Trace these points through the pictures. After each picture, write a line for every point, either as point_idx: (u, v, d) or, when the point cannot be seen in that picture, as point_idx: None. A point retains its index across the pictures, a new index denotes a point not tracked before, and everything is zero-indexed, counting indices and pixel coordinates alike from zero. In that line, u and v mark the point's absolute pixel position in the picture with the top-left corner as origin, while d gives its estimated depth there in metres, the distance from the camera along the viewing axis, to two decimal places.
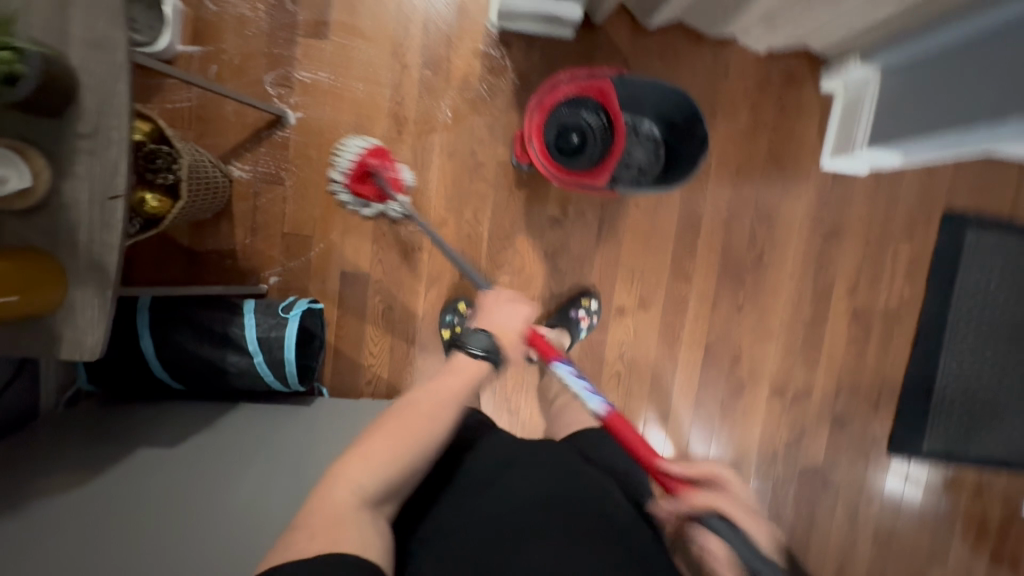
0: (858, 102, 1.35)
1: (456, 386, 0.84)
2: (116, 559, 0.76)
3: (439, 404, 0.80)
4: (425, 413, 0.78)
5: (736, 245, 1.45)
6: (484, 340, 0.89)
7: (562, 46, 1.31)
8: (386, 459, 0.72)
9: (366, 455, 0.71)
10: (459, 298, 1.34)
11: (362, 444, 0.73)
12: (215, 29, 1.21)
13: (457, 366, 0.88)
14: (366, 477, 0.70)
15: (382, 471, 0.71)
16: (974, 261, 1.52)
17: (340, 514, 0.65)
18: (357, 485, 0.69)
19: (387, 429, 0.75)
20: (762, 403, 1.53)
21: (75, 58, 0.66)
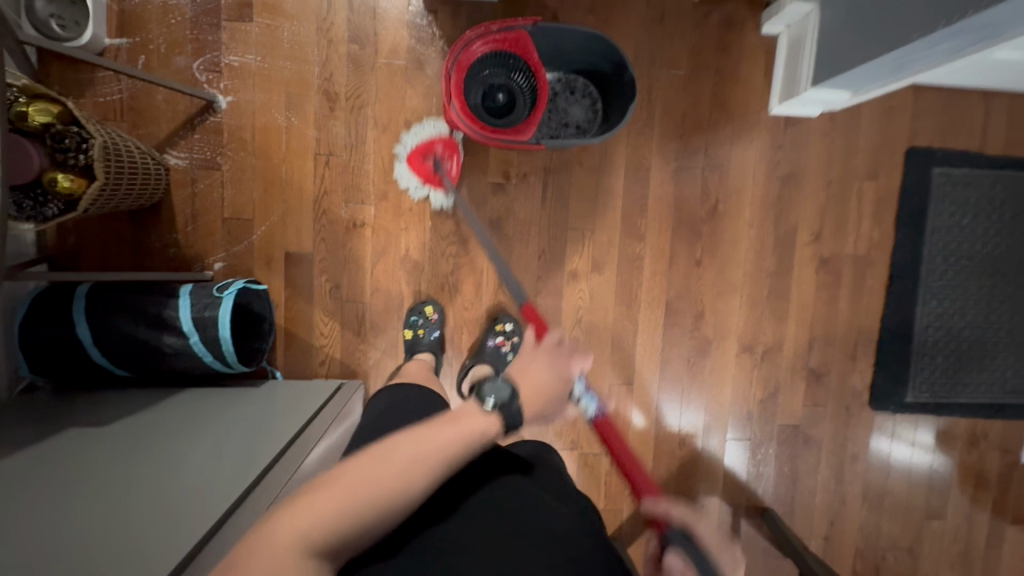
0: (800, 40, 1.31)
1: (452, 436, 0.66)
2: (79, 522, 0.77)
3: (423, 458, 0.63)
4: (404, 460, 0.61)
5: (689, 199, 1.41)
6: (505, 392, 0.74)
7: (489, 9, 1.30)
8: (348, 504, 0.57)
9: (325, 502, 0.56)
10: (426, 301, 1.34)
11: (325, 484, 0.58)
12: (140, 20, 1.22)
13: (461, 418, 0.69)
14: (317, 525, 0.55)
15: (337, 516, 0.56)
16: (943, 198, 1.46)
17: (278, 564, 0.52)
18: (312, 532, 0.54)
19: (359, 470, 0.59)
20: (731, 361, 1.48)
21: None
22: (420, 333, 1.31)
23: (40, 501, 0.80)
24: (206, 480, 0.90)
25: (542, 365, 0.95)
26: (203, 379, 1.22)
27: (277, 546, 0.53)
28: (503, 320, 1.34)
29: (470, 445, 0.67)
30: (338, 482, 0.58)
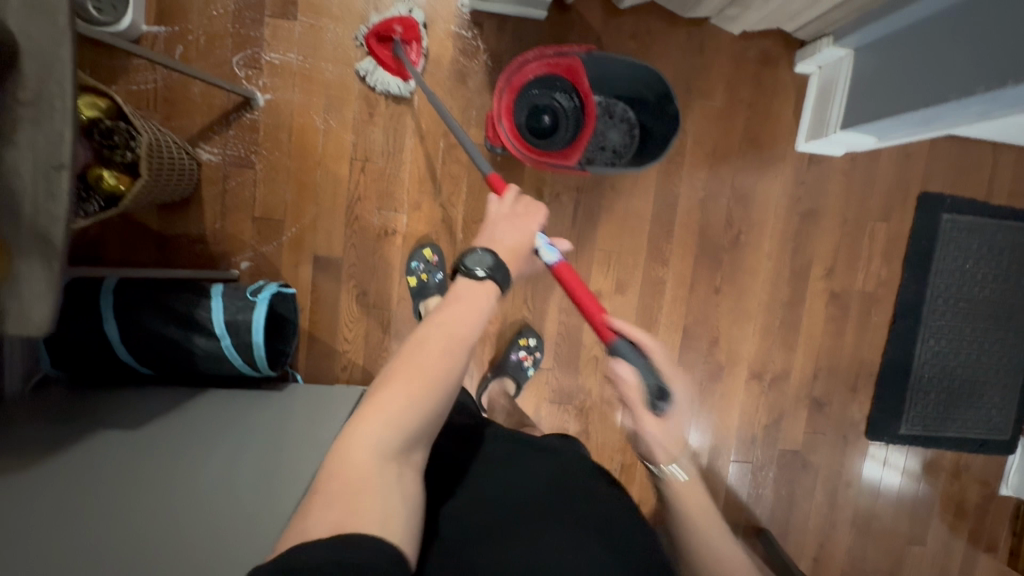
0: (832, 84, 1.35)
1: (467, 323, 0.78)
2: (112, 532, 0.78)
3: (449, 355, 0.73)
4: (440, 352, 0.72)
5: (714, 228, 1.45)
6: (486, 258, 0.85)
7: (535, 27, 1.30)
8: (399, 398, 0.67)
9: (381, 408, 0.66)
10: (427, 244, 1.32)
11: (378, 390, 0.68)
12: (180, 9, 1.18)
13: (461, 296, 0.82)
14: (380, 434, 0.65)
15: (396, 422, 0.66)
16: (948, 242, 1.53)
17: (359, 480, 0.62)
18: (376, 442, 0.64)
19: (401, 374, 0.69)
20: (740, 386, 1.53)
21: (15, 23, 0.64)
22: (425, 278, 1.29)
23: (74, 503, 0.80)
24: (232, 467, 0.95)
25: (524, 245, 0.92)
26: (225, 380, 1.21)
27: (355, 465, 0.63)
28: (525, 336, 1.40)
29: (476, 321, 0.79)
30: (382, 394, 0.68)
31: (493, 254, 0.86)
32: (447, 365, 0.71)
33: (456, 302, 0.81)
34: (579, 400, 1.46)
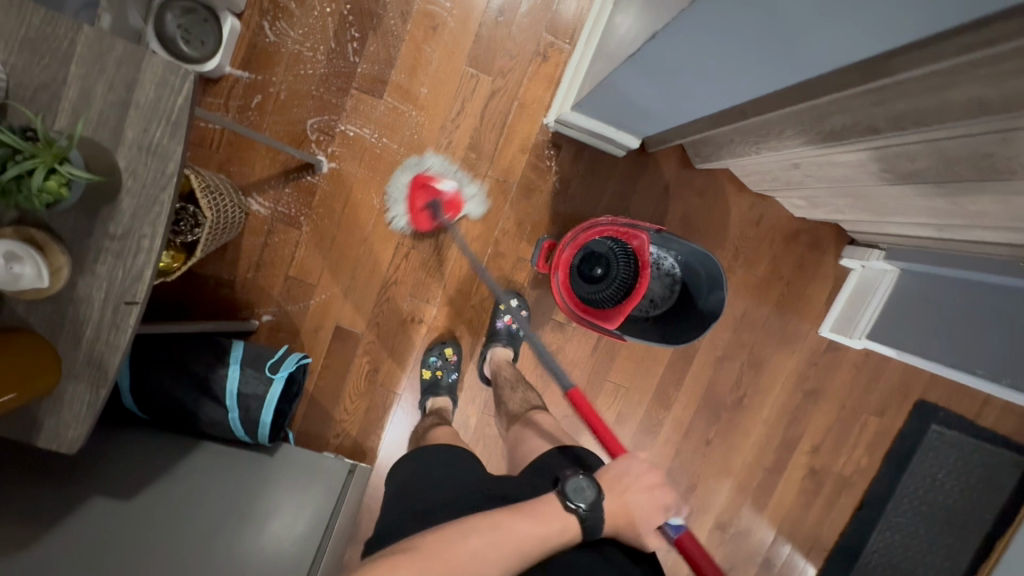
0: (869, 291, 1.40)
1: (524, 535, 0.76)
2: None
3: (500, 555, 0.73)
4: (493, 554, 0.73)
5: (722, 385, 1.49)
6: (588, 496, 0.83)
7: (609, 162, 1.31)
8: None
9: (401, 570, 0.67)
10: (447, 341, 1.32)
11: (404, 556, 0.69)
12: (268, 59, 1.16)
13: (541, 511, 0.80)
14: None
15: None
16: (933, 452, 1.58)
17: None
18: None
19: (442, 557, 0.70)
20: (703, 533, 1.58)
21: (123, 160, 0.63)
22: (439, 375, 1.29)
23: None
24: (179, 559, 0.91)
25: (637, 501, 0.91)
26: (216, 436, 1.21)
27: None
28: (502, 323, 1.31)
29: (542, 550, 0.77)
30: (410, 556, 0.69)
31: (595, 487, 0.83)
32: (493, 558, 0.72)
33: (525, 527, 0.78)
34: None
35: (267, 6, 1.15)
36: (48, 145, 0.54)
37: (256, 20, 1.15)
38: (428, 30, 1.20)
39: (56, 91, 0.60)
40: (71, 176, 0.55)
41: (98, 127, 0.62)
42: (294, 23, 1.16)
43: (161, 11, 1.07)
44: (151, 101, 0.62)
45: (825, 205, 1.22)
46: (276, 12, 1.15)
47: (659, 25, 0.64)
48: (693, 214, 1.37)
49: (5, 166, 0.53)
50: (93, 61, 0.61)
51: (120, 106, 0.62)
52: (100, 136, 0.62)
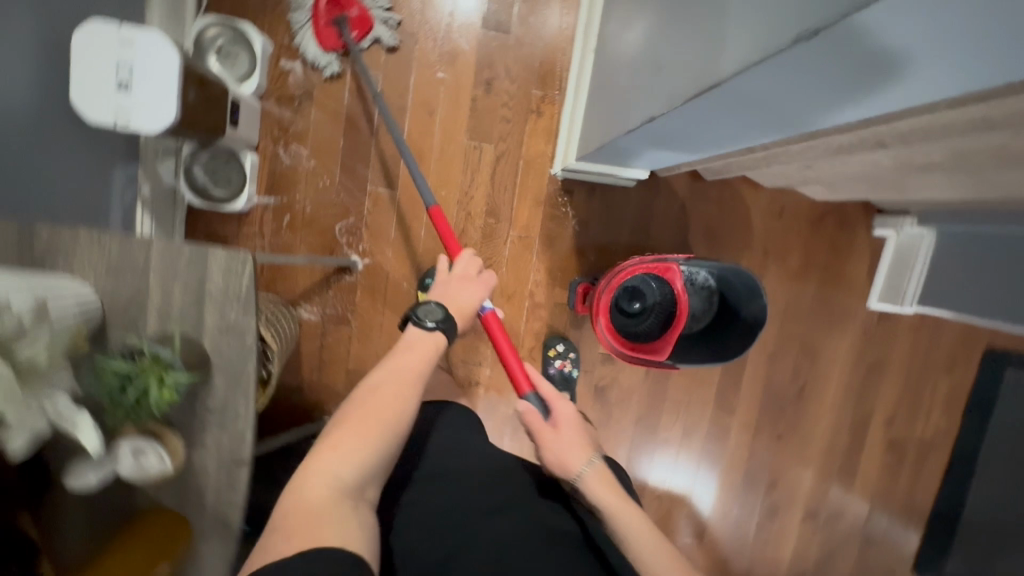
0: (908, 259, 1.39)
1: (416, 364, 0.76)
2: None
3: (404, 394, 0.71)
4: (389, 392, 0.71)
5: (780, 378, 1.50)
6: (438, 313, 0.81)
7: (622, 194, 1.35)
8: (356, 447, 0.65)
9: (336, 442, 0.65)
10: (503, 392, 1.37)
11: (332, 433, 0.66)
12: (289, 181, 1.25)
13: (410, 345, 0.78)
14: (345, 468, 0.63)
15: (354, 459, 0.64)
16: (1014, 398, 1.53)
17: (318, 507, 0.59)
18: (335, 478, 0.62)
19: (356, 418, 0.67)
20: (795, 524, 1.58)
21: (210, 344, 0.70)
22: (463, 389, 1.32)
23: None
24: None
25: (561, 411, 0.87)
26: None
27: (311, 497, 0.60)
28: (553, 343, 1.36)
29: (424, 368, 0.76)
30: (338, 431, 0.66)
31: (442, 305, 0.82)
32: (401, 407, 0.70)
33: (394, 359, 0.76)
34: None
35: (277, 133, 1.23)
36: (153, 362, 0.64)
37: (270, 148, 1.23)
38: (426, 116, 1.27)
39: (143, 302, 0.69)
40: (176, 382, 0.64)
41: (183, 321, 0.70)
42: (303, 143, 1.24)
43: (189, 163, 1.16)
44: (221, 288, 0.70)
45: (846, 191, 1.22)
46: (287, 137, 1.23)
47: (656, 111, 0.68)
48: (715, 221, 1.39)
49: (127, 389, 0.63)
50: (166, 268, 0.69)
51: (198, 299, 0.70)
52: (186, 328, 0.70)
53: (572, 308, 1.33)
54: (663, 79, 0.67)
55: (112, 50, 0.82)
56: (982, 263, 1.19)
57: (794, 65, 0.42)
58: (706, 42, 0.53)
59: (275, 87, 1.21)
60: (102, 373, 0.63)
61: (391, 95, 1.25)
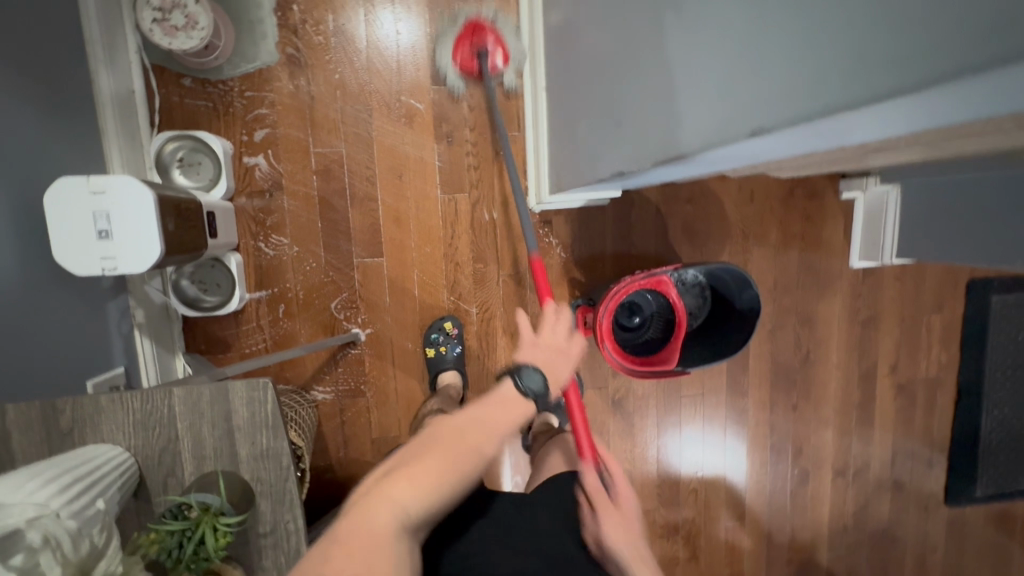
0: (879, 215, 1.45)
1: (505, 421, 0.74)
2: None
3: (488, 438, 0.70)
4: (472, 438, 0.68)
5: (784, 351, 1.55)
6: (538, 383, 0.80)
7: (599, 213, 1.39)
8: (429, 479, 0.62)
9: (412, 473, 0.62)
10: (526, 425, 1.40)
11: (406, 462, 0.64)
12: (276, 272, 1.26)
13: (499, 397, 0.78)
14: (412, 498, 0.60)
15: (428, 497, 0.61)
16: (1002, 321, 1.61)
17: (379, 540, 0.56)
18: (402, 509, 0.59)
19: (433, 452, 0.65)
20: (827, 484, 1.63)
21: (248, 472, 0.72)
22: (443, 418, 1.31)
23: None
24: None
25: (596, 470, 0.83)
26: None
27: (375, 525, 0.57)
28: None
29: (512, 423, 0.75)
30: (416, 461, 0.64)
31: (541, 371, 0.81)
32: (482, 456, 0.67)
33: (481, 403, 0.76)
34: (684, 528, 1.58)
35: (255, 228, 1.24)
36: (205, 512, 0.66)
37: (251, 244, 1.24)
38: (396, 180, 1.28)
39: (175, 448, 0.71)
40: (228, 524, 0.67)
41: (218, 457, 0.72)
42: (283, 232, 1.25)
43: (175, 278, 1.16)
44: (248, 417, 0.72)
45: (808, 169, 1.27)
46: (265, 230, 1.24)
47: (624, 166, 0.72)
48: (692, 219, 1.44)
49: (185, 543, 0.65)
50: (190, 411, 0.71)
51: (228, 433, 0.72)
52: (222, 463, 0.72)
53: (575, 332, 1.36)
54: (625, 136, 0.71)
55: (90, 200, 0.83)
56: (948, 210, 1.25)
57: (758, 143, 0.46)
58: (666, 113, 0.57)
59: (243, 185, 1.22)
60: (156, 537, 0.65)
61: (358, 167, 1.26)
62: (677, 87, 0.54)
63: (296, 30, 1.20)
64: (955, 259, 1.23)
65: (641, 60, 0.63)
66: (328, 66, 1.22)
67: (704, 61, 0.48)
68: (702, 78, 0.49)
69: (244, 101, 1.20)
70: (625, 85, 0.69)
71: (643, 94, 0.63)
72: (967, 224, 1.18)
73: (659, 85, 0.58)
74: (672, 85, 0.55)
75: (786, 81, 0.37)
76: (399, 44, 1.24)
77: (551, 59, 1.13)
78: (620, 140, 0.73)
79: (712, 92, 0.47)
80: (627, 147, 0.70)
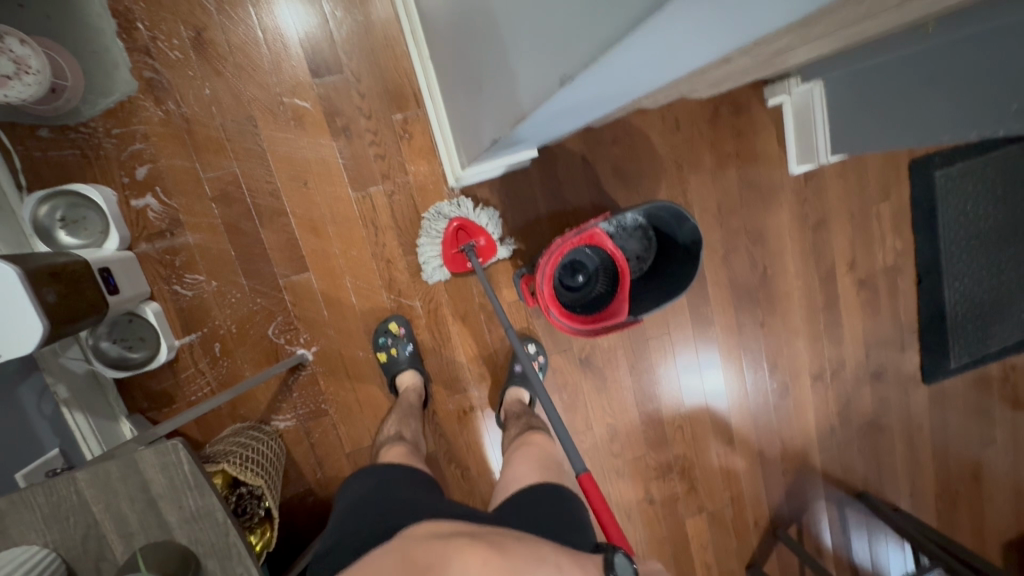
0: (808, 114, 1.39)
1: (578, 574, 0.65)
2: None
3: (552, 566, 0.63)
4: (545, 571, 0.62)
5: (741, 272, 1.53)
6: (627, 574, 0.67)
7: (524, 175, 1.33)
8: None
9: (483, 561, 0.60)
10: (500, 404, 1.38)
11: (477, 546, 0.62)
12: (201, 311, 1.19)
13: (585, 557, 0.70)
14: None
15: None
16: (950, 193, 1.59)
17: None
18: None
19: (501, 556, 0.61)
20: (808, 391, 1.65)
21: (184, 536, 0.69)
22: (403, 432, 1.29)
23: None
24: None
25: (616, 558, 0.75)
26: None
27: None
28: (525, 344, 1.39)
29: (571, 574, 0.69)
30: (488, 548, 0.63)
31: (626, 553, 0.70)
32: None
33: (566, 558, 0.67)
34: (677, 464, 1.60)
35: (165, 272, 1.17)
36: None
37: (166, 289, 1.17)
38: (302, 188, 1.20)
39: (99, 533, 0.67)
40: None
41: (148, 529, 0.68)
42: (196, 269, 1.18)
43: (93, 342, 1.09)
44: (167, 483, 0.68)
45: (723, 85, 1.20)
46: (177, 271, 1.17)
47: (493, 134, 0.67)
48: (620, 161, 1.38)
49: None
50: (104, 492, 0.67)
51: (151, 503, 0.68)
52: (152, 534, 0.68)
53: (525, 302, 1.33)
54: (486, 100, 0.65)
55: None
56: (871, 95, 1.20)
57: (592, 84, 0.42)
58: (505, 70, 0.52)
59: (139, 230, 1.14)
60: None
61: (258, 183, 1.18)
62: (505, 38, 0.49)
63: (148, 50, 1.10)
64: (884, 145, 1.19)
65: (479, 22, 0.56)
66: (195, 82, 1.12)
67: (518, 6, 0.43)
68: (521, 22, 0.44)
69: (113, 140, 1.11)
70: (473, 45, 0.63)
71: (490, 59, 0.57)
72: (892, 106, 1.14)
73: (497, 46, 0.52)
74: (506, 43, 0.49)
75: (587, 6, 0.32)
76: (267, 41, 1.14)
77: (426, 24, 1.05)
78: (485, 106, 0.68)
79: (531, 38, 0.43)
80: (490, 112, 0.65)
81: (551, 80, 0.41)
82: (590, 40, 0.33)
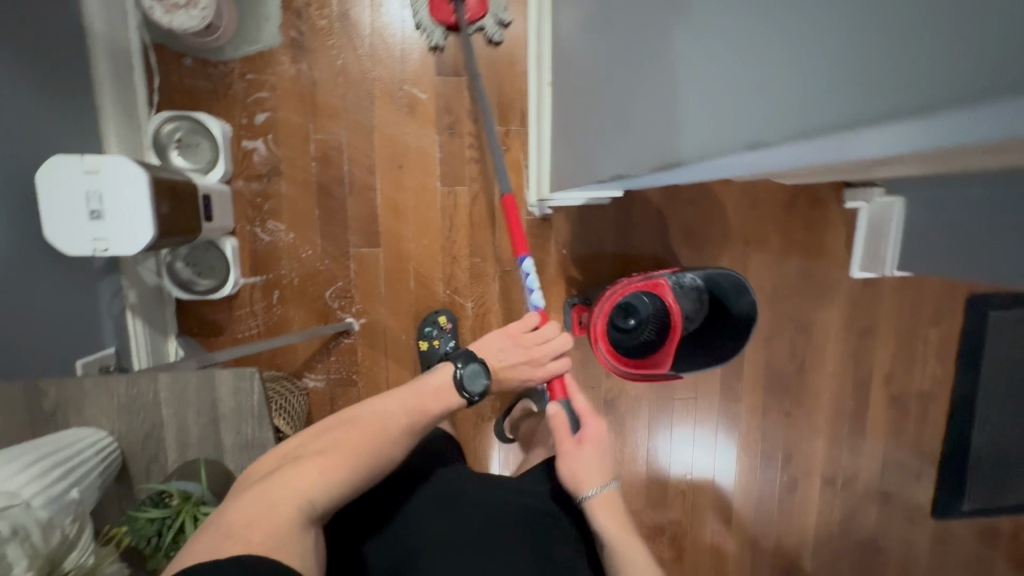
0: (883, 224, 1.42)
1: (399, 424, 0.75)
2: None
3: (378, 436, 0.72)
4: (392, 433, 0.74)
5: (779, 358, 1.55)
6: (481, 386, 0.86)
7: (599, 212, 1.39)
8: (333, 468, 0.65)
9: (318, 462, 0.65)
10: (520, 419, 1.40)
11: (308, 455, 0.66)
12: (272, 258, 1.25)
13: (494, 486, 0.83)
14: (315, 490, 0.62)
15: (335, 488, 0.64)
16: (1000, 337, 1.60)
17: (286, 534, 0.56)
18: (310, 501, 0.62)
19: (338, 447, 0.68)
20: (815, 493, 1.64)
21: (232, 462, 0.72)
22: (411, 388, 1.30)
23: None
24: None
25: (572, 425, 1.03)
26: None
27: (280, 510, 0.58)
28: None
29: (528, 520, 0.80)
30: (323, 453, 0.67)
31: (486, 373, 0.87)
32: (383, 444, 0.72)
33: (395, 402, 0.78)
34: (670, 529, 1.59)
35: (251, 214, 1.23)
36: (186, 501, 0.64)
37: (247, 229, 1.23)
38: (395, 170, 1.26)
39: (160, 435, 0.70)
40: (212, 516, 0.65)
41: (203, 445, 0.71)
42: (279, 218, 1.24)
43: (169, 260, 1.16)
44: (234, 407, 0.71)
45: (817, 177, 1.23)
46: (262, 216, 1.23)
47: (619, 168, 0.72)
48: (692, 222, 1.43)
49: (163, 532, 0.63)
50: (176, 399, 0.70)
51: (214, 422, 0.71)
52: (205, 451, 0.71)
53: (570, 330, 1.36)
54: (622, 138, 0.71)
55: (82, 179, 0.82)
56: (953, 222, 1.22)
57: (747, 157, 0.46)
58: (663, 119, 0.57)
59: (240, 168, 1.21)
60: (136, 527, 0.63)
61: (359, 155, 1.25)
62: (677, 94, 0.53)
63: (299, 13, 1.18)
64: (954, 273, 1.21)
65: (643, 69, 0.62)
66: (330, 51, 1.20)
67: (700, 72, 0.48)
68: (703, 84, 0.47)
69: (244, 83, 1.19)
70: (625, 86, 0.69)
71: (644, 104, 0.62)
72: (971, 237, 1.16)
73: (660, 98, 0.57)
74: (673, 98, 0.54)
75: (775, 86, 0.36)
76: (404, 32, 1.22)
77: (557, 54, 1.11)
78: (618, 146, 0.72)
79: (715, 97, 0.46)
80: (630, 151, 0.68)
81: (725, 138, 0.44)
82: (769, 122, 0.37)
